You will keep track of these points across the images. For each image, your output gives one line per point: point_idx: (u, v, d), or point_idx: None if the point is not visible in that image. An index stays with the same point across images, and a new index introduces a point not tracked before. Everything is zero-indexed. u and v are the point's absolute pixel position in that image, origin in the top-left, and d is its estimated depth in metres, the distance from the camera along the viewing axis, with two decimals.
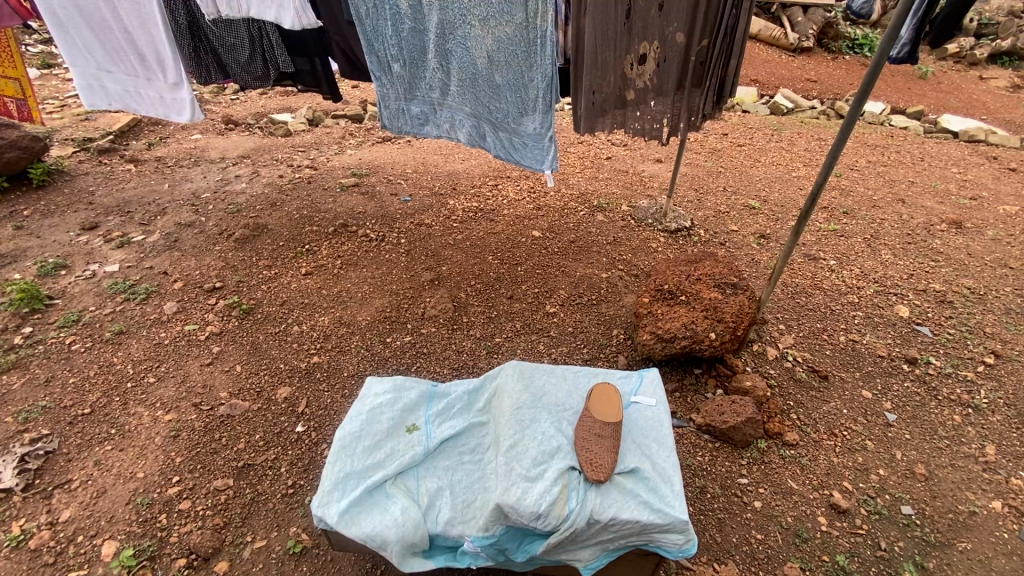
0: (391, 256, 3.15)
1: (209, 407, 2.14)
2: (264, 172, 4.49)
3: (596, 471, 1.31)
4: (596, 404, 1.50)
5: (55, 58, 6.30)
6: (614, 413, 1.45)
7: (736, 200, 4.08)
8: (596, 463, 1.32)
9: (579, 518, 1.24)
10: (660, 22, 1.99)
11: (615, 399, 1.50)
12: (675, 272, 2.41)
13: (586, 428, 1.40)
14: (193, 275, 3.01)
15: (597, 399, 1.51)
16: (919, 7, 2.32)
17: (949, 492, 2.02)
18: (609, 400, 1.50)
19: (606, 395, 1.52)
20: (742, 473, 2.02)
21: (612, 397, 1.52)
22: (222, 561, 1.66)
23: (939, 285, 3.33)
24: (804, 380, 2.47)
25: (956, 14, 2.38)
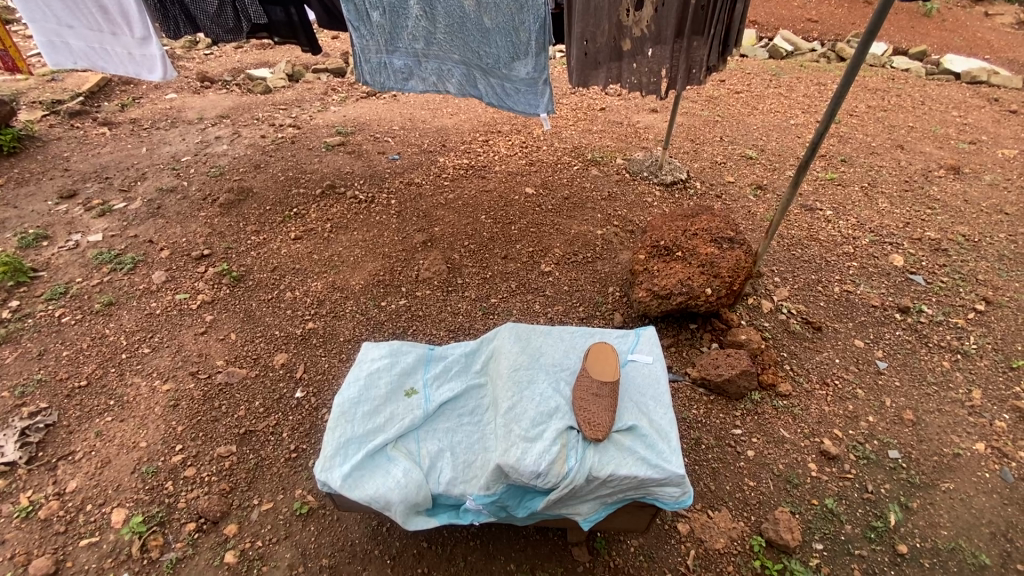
0: (382, 218, 3.08)
1: (206, 376, 2.14)
2: (246, 132, 4.32)
3: (594, 430, 1.32)
4: (594, 362, 1.51)
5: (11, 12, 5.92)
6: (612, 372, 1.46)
7: (733, 150, 4.00)
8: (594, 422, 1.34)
9: (579, 476, 1.26)
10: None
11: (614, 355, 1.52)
12: (672, 228, 2.37)
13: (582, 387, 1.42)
14: (179, 243, 2.95)
15: (595, 359, 1.52)
16: None
17: (935, 436, 2.08)
18: (605, 356, 1.52)
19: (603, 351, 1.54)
20: (736, 424, 2.06)
21: (609, 354, 1.53)
22: (231, 524, 1.69)
23: (934, 233, 3.32)
24: (798, 332, 2.49)
25: None
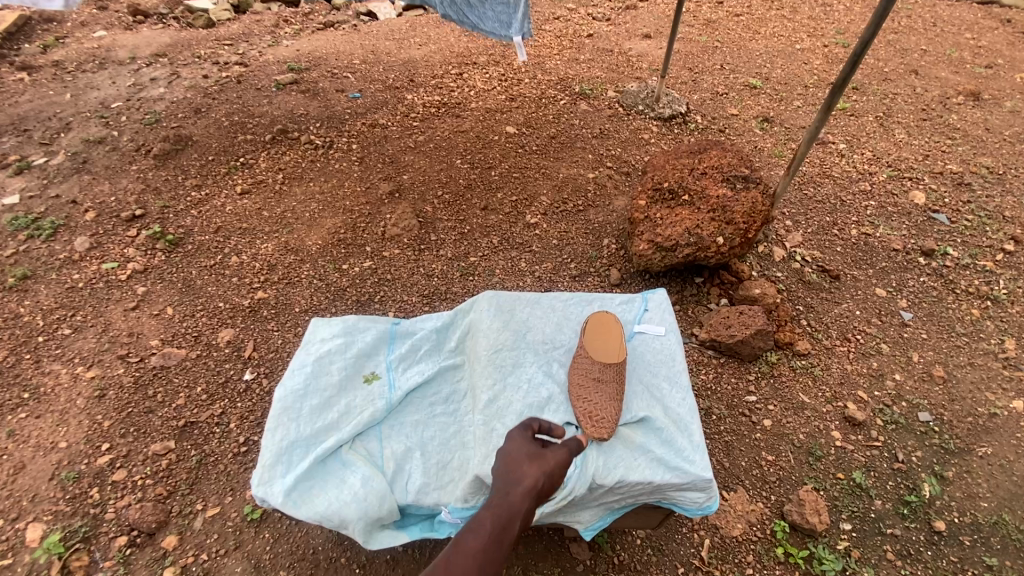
0: (342, 166, 2.69)
1: (138, 359, 1.83)
2: (185, 72, 3.78)
3: (597, 428, 1.14)
4: (591, 340, 1.31)
5: None
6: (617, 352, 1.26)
7: (736, 79, 3.59)
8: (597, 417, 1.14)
9: (579, 485, 1.05)
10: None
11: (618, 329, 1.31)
12: (676, 167, 2.04)
13: (580, 373, 1.24)
14: (107, 203, 2.54)
15: (594, 336, 1.31)
16: None
17: (968, 394, 1.88)
18: (606, 331, 1.31)
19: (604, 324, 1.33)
20: (750, 390, 1.82)
21: (611, 327, 1.32)
22: (170, 535, 1.44)
23: (955, 166, 3.02)
24: (815, 282, 2.23)
25: None
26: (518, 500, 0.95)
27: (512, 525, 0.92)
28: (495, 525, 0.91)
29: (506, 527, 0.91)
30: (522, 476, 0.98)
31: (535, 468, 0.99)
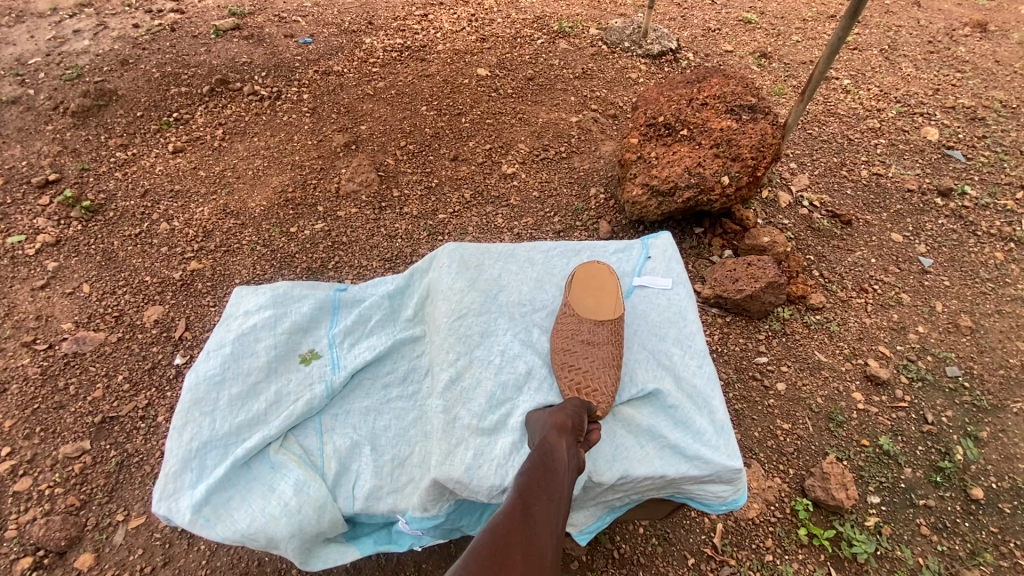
0: (291, 118, 2.36)
1: (47, 346, 1.55)
2: (113, 22, 3.34)
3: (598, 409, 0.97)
4: (578, 295, 1.13)
5: None
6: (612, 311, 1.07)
7: (728, 14, 3.27)
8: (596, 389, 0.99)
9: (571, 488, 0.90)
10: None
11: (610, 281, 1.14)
12: (671, 99, 1.76)
13: (564, 336, 1.05)
14: (17, 168, 2.20)
15: (583, 288, 1.13)
16: None
17: (998, 345, 1.69)
18: (599, 285, 1.13)
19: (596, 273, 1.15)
20: (760, 351, 1.61)
21: (605, 282, 1.14)
22: (84, 553, 1.20)
23: (967, 100, 2.78)
24: (825, 228, 2.00)
25: None
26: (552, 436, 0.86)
27: (564, 467, 0.81)
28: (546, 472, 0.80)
29: (555, 471, 0.80)
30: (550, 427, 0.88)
31: (559, 417, 0.90)
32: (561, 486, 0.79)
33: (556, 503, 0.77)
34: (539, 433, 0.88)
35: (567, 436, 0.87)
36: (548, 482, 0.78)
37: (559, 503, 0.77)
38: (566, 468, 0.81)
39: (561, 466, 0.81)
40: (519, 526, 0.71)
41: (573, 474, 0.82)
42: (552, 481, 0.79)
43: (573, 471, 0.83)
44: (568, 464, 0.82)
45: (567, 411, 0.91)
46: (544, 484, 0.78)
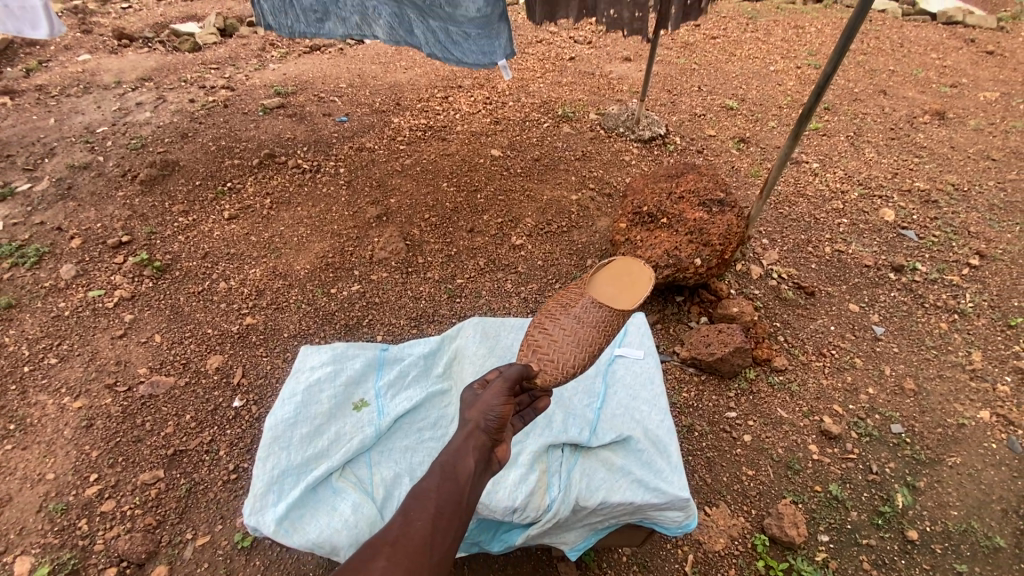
0: (330, 190, 2.73)
1: (126, 388, 1.83)
2: (171, 95, 3.78)
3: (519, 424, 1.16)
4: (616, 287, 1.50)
5: None
6: (598, 310, 1.40)
7: (712, 101, 3.69)
8: (556, 363, 1.29)
9: (563, 509, 1.14)
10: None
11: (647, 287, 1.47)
12: (654, 191, 2.10)
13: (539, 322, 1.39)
14: (94, 229, 2.55)
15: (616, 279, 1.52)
16: None
17: (938, 405, 1.95)
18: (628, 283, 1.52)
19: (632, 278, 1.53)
20: (730, 406, 1.89)
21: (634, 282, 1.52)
22: (160, 565, 1.45)
23: (922, 183, 3.13)
24: (791, 298, 2.31)
25: None
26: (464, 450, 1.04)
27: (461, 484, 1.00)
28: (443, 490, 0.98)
29: (451, 489, 0.98)
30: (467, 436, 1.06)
31: (479, 425, 1.07)
32: (460, 491, 0.99)
33: (452, 508, 0.97)
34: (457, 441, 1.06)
35: (476, 445, 1.05)
36: (442, 497, 0.98)
37: (445, 515, 0.96)
38: (462, 483, 1.00)
39: (462, 473, 1.00)
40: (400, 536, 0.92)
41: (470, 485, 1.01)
42: (451, 489, 0.98)
43: (474, 475, 1.02)
44: (465, 481, 1.00)
45: (486, 419, 1.07)
46: (442, 494, 0.98)
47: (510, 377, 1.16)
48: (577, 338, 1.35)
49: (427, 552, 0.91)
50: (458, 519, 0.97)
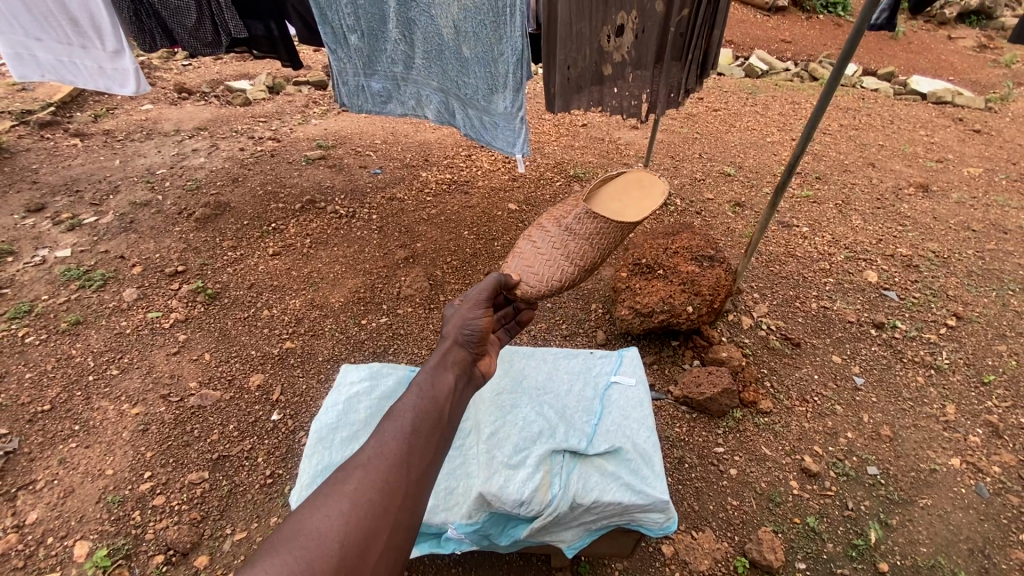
0: (363, 234, 3.04)
1: (178, 399, 2.07)
2: (224, 144, 4.21)
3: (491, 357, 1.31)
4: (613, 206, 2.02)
5: None
6: (581, 231, 1.84)
7: (712, 167, 4.01)
8: (539, 275, 1.72)
9: (562, 503, 1.33)
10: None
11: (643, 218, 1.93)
12: (652, 246, 2.38)
13: (528, 246, 1.82)
14: (152, 259, 2.86)
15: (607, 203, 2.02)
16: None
17: (912, 452, 2.11)
18: (618, 199, 2.06)
19: (631, 201, 2.06)
20: (718, 442, 2.08)
21: (621, 199, 2.06)
22: (202, 556, 1.63)
23: (905, 249, 3.28)
24: (778, 348, 2.52)
25: None
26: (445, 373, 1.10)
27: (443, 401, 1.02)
28: (428, 412, 0.98)
29: (434, 404, 1.00)
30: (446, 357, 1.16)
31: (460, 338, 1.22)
32: (437, 410, 0.99)
33: (431, 426, 0.96)
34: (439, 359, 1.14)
35: (455, 371, 1.12)
36: (426, 411, 0.98)
37: (428, 428, 0.95)
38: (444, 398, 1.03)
39: (438, 392, 1.03)
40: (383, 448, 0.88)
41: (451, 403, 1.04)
42: (428, 408, 0.98)
43: (451, 394, 1.05)
44: (447, 395, 1.04)
45: (466, 332, 1.23)
46: (420, 412, 0.97)
47: (482, 295, 1.34)
48: (560, 253, 1.80)
49: (406, 466, 0.87)
50: (437, 439, 0.95)
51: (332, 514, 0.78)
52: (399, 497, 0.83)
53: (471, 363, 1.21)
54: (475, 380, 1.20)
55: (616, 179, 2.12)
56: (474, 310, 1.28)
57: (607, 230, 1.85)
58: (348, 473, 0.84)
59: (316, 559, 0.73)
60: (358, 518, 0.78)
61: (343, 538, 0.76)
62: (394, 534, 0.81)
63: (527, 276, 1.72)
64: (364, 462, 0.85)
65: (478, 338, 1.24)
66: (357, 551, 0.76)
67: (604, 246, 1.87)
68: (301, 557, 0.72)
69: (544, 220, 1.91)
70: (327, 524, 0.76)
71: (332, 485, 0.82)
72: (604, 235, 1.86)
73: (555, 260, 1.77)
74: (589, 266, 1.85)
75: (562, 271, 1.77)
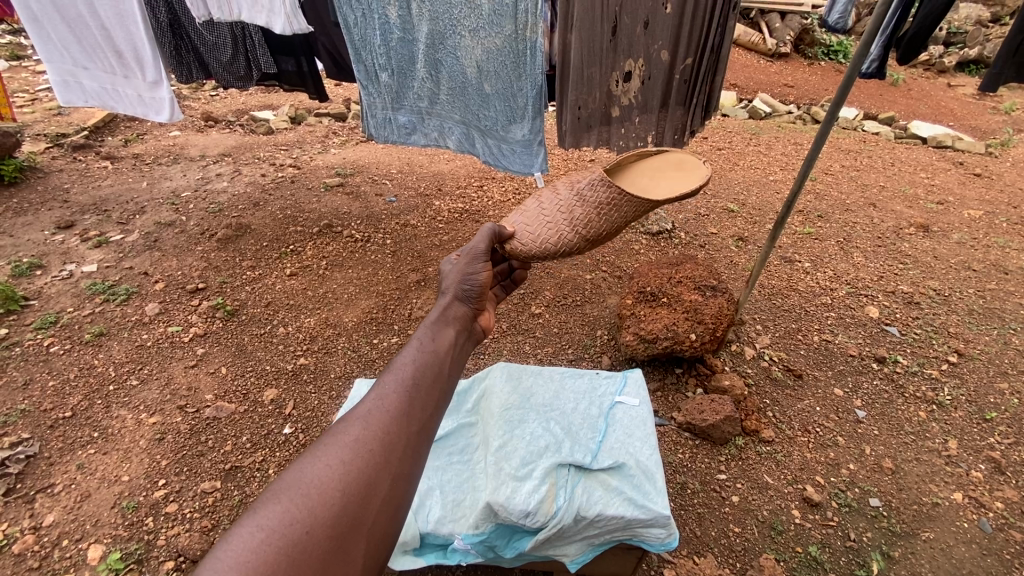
0: (377, 257, 3.15)
1: (194, 410, 2.16)
2: (246, 169, 4.40)
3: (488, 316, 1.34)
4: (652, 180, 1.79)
5: (28, 61, 6.25)
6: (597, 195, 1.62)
7: (716, 203, 4.12)
8: (531, 235, 1.60)
9: (566, 515, 1.44)
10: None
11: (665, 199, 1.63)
12: (657, 275, 2.47)
13: (535, 201, 1.69)
14: (174, 276, 2.97)
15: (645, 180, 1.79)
16: (886, 27, 2.65)
17: (914, 485, 2.12)
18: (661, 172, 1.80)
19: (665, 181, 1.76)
20: (720, 469, 2.11)
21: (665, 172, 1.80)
22: None
23: (906, 287, 3.30)
24: (780, 378, 2.55)
25: (918, 39, 2.58)
26: (444, 330, 1.09)
27: (443, 357, 1.01)
28: (430, 368, 0.97)
29: (435, 359, 0.99)
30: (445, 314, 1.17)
31: (458, 293, 1.25)
32: (438, 365, 0.98)
33: (431, 379, 0.94)
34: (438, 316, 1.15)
35: (454, 328, 1.13)
36: (427, 366, 0.96)
37: (430, 380, 0.94)
38: (445, 353, 1.02)
39: (439, 347, 1.02)
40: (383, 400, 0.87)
41: (452, 358, 1.03)
42: (428, 362, 0.97)
43: (452, 349, 1.05)
44: (449, 351, 1.03)
45: (464, 288, 1.26)
46: (420, 366, 0.96)
47: (479, 250, 1.38)
48: (560, 216, 1.62)
49: (407, 418, 0.86)
50: (438, 393, 0.94)
51: (334, 463, 0.77)
52: (400, 448, 0.82)
53: (470, 319, 1.22)
54: (474, 336, 1.22)
55: (655, 158, 1.85)
56: (472, 264, 1.32)
57: (621, 202, 1.60)
58: (348, 424, 0.83)
59: (318, 506, 0.72)
60: (359, 469, 0.77)
61: (344, 487, 0.75)
62: (396, 484, 0.80)
63: (521, 231, 1.61)
64: (364, 414, 0.84)
65: (475, 295, 1.27)
66: (358, 500, 0.75)
67: (614, 220, 1.64)
68: (302, 505, 0.71)
69: (561, 181, 1.72)
70: (328, 474, 0.76)
71: (331, 437, 0.81)
72: (617, 208, 1.62)
73: (555, 223, 1.61)
74: (594, 237, 1.65)
75: (559, 236, 1.60)
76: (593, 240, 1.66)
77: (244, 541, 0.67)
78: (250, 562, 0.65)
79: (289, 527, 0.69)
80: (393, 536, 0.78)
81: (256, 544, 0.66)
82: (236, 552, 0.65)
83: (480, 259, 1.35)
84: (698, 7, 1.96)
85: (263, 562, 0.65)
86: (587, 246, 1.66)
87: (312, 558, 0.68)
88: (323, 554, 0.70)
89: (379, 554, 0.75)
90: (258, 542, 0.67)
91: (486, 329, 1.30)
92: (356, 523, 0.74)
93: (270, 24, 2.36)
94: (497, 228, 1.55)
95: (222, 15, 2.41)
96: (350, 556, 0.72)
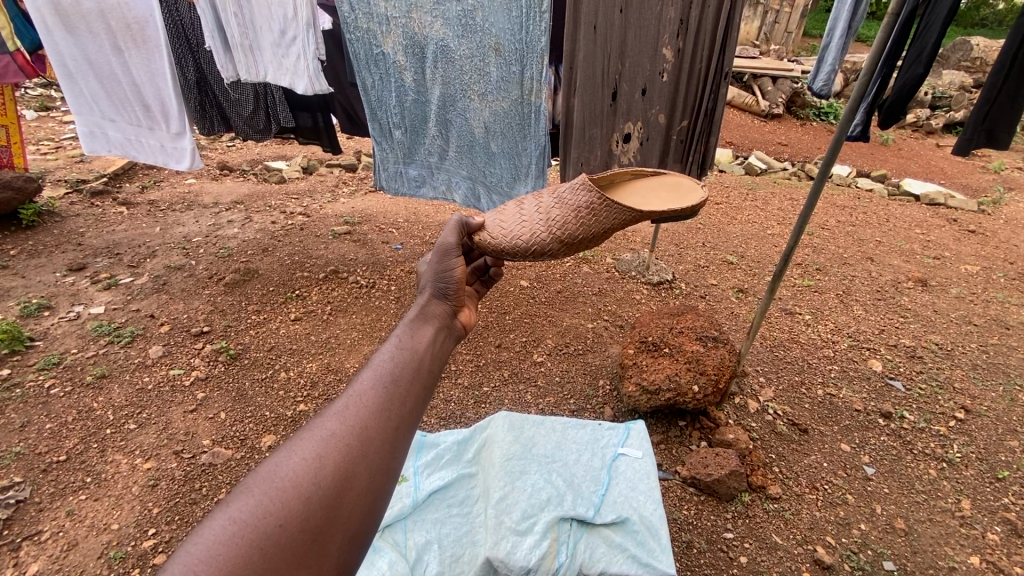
0: (380, 303, 3.20)
1: (190, 455, 2.14)
2: (257, 216, 4.51)
3: (466, 315, 1.33)
4: (659, 196, 1.83)
5: (54, 113, 6.56)
6: (581, 194, 1.63)
7: (714, 255, 4.18)
8: (506, 231, 1.61)
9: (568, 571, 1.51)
10: (648, 64, 2.06)
11: (655, 212, 1.69)
12: (658, 325, 2.50)
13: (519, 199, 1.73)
14: (180, 318, 3.01)
15: (662, 196, 1.83)
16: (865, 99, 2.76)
17: (929, 548, 2.05)
18: (667, 189, 1.85)
19: (660, 200, 1.83)
20: (727, 527, 2.06)
21: (672, 187, 1.85)
22: None
23: (907, 340, 3.29)
24: (784, 433, 2.50)
25: (898, 104, 2.73)
26: (426, 328, 1.09)
27: (423, 352, 1.00)
28: (411, 364, 0.96)
29: (414, 356, 0.98)
30: (426, 314, 1.16)
31: (437, 293, 1.24)
32: (416, 361, 0.97)
33: (408, 376, 0.93)
34: (417, 315, 1.14)
35: (437, 329, 1.12)
36: (406, 361, 0.95)
37: (408, 375, 0.93)
38: (424, 349, 1.01)
39: (417, 344, 1.01)
40: (360, 395, 0.86)
41: (431, 353, 1.02)
42: (406, 359, 0.96)
43: (430, 346, 1.04)
44: (428, 347, 1.02)
45: (443, 283, 1.25)
46: (397, 362, 0.94)
47: (450, 240, 1.34)
48: (540, 217, 1.63)
49: (384, 413, 0.85)
50: (417, 389, 0.93)
51: (309, 457, 0.76)
52: (376, 443, 0.81)
53: (448, 317, 1.21)
54: (453, 332, 1.20)
55: (652, 179, 1.93)
56: (446, 259, 1.30)
57: (600, 209, 1.62)
58: (323, 420, 0.82)
59: (291, 500, 0.71)
60: (334, 463, 0.76)
61: (319, 480, 0.74)
62: (373, 478, 0.78)
63: (494, 226, 1.63)
64: (340, 410, 0.83)
65: (453, 291, 1.26)
66: (332, 493, 0.74)
67: (594, 227, 1.65)
68: (276, 498, 0.71)
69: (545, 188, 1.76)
70: (302, 468, 0.75)
71: (307, 433, 0.80)
72: (595, 214, 1.64)
73: (531, 222, 1.62)
74: (569, 240, 1.64)
75: (533, 234, 1.60)
76: (568, 244, 1.65)
77: (217, 533, 0.67)
78: (224, 554, 0.66)
79: (264, 519, 0.69)
80: (371, 529, 0.77)
81: (228, 537, 0.67)
82: (210, 543, 0.66)
83: (454, 253, 1.32)
84: (691, 75, 2.08)
85: (237, 554, 0.66)
86: (562, 250, 1.66)
87: (285, 549, 0.68)
88: (297, 547, 0.69)
89: (356, 546, 0.75)
90: (230, 534, 0.67)
91: (466, 326, 1.29)
92: (331, 516, 0.73)
93: (293, 86, 2.50)
94: (463, 219, 1.52)
95: (248, 75, 2.56)
96: (326, 548, 0.71)
